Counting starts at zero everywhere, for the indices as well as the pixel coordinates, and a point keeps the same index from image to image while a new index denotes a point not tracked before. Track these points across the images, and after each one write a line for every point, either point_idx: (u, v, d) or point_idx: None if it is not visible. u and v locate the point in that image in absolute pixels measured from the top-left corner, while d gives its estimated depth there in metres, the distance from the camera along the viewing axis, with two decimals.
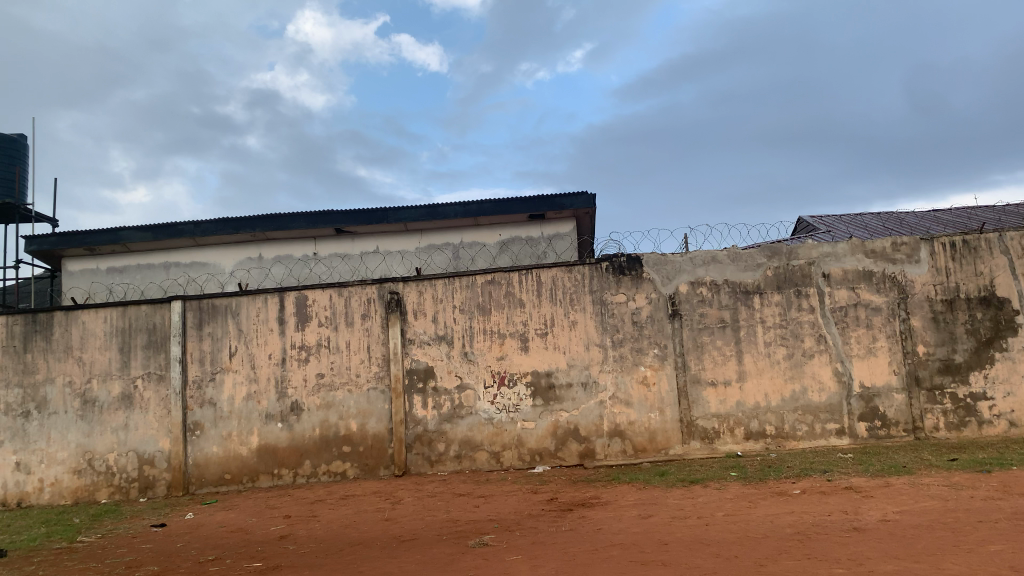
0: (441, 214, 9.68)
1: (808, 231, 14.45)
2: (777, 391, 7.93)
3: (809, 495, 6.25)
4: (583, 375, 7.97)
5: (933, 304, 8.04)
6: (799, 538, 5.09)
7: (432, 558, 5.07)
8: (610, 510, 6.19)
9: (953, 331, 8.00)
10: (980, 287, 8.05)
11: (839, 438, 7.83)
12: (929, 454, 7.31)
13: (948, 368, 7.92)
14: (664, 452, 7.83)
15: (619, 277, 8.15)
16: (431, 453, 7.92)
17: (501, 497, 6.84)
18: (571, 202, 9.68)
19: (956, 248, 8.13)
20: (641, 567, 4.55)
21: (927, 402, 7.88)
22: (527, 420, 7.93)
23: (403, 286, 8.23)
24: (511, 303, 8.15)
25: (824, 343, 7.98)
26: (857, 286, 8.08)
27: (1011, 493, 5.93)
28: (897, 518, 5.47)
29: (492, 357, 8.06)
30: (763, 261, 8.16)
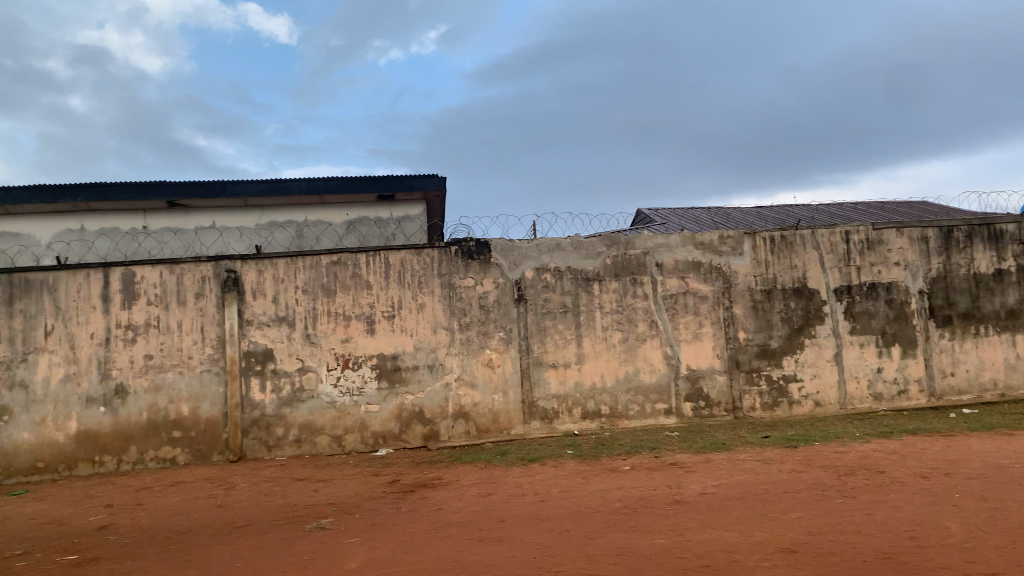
0: (284, 190, 9.52)
1: (646, 222, 15.40)
2: (612, 373, 8.50)
3: (637, 471, 6.80)
4: (429, 358, 8.17)
5: (752, 294, 8.89)
6: (626, 512, 5.57)
7: (267, 542, 5.12)
8: (449, 490, 6.45)
9: (770, 319, 8.89)
10: (793, 279, 8.98)
11: (667, 417, 8.54)
12: (745, 431, 8.14)
13: (764, 352, 8.80)
14: (506, 432, 8.21)
15: (468, 261, 8.39)
16: (270, 437, 7.87)
17: (342, 480, 6.93)
18: (422, 183, 9.81)
19: (774, 242, 9.03)
20: (476, 544, 4.84)
21: (745, 383, 8.73)
22: (370, 403, 8.04)
23: (242, 264, 8.06)
24: (357, 284, 8.19)
25: (655, 327, 8.64)
26: (687, 275, 8.79)
27: (810, 466, 6.76)
28: (714, 491, 6.09)
29: (336, 339, 8.09)
30: (603, 249, 8.67)
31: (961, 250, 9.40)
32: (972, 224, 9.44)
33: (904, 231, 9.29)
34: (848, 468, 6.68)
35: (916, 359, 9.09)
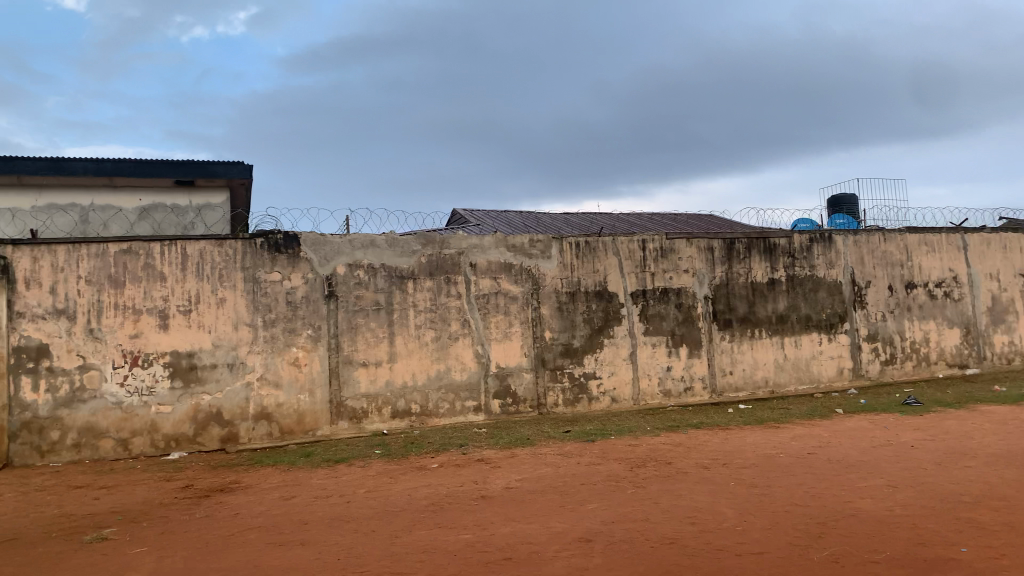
0: (67, 169, 8.71)
1: (460, 223, 15.66)
2: (422, 371, 8.57)
3: (444, 468, 6.90)
4: (229, 356, 7.80)
5: (558, 295, 9.32)
6: (432, 508, 5.64)
7: (39, 558, 4.67)
8: (248, 494, 6.20)
9: (573, 319, 9.37)
10: (595, 282, 9.51)
11: (475, 414, 8.78)
12: (548, 426, 8.54)
13: (567, 351, 9.27)
14: (311, 433, 8.04)
15: (275, 255, 8.08)
16: (43, 442, 7.18)
17: (126, 487, 6.44)
18: (227, 171, 9.36)
19: (579, 248, 9.50)
20: (277, 548, 4.71)
21: (549, 380, 9.15)
22: (162, 403, 7.56)
23: (13, 250, 7.25)
24: (150, 276, 7.62)
25: (466, 326, 8.83)
26: (499, 276, 9.04)
27: (607, 458, 7.21)
28: (518, 485, 6.32)
29: (124, 335, 7.51)
30: (418, 248, 8.70)
31: (741, 261, 10.48)
32: (751, 238, 10.61)
33: (693, 241, 10.15)
34: (640, 460, 7.20)
35: (700, 359, 10.01)
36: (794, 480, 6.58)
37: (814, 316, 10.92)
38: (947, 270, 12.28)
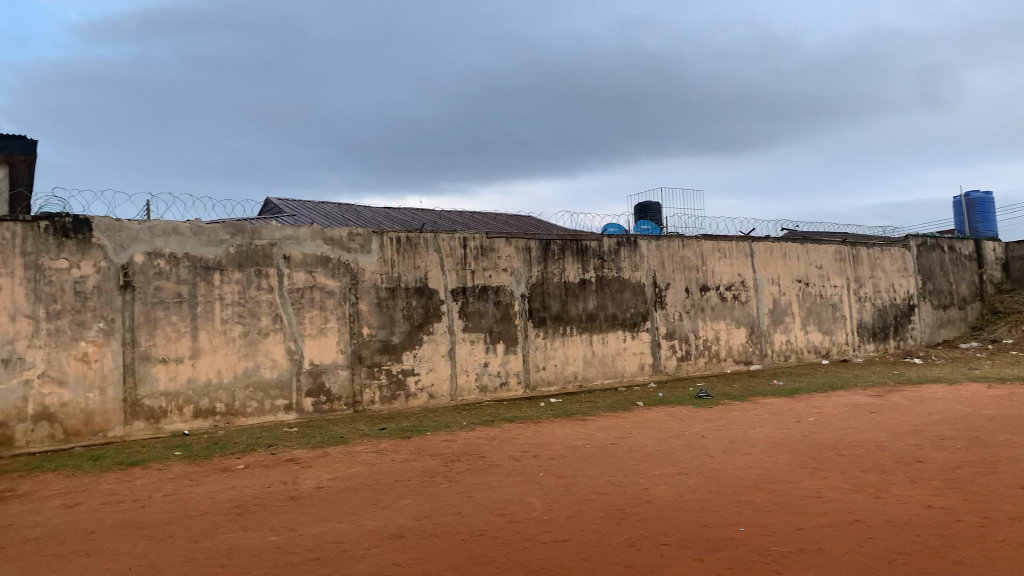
0: None
1: (275, 213, 15.13)
2: (229, 368, 8.24)
3: (251, 469, 6.64)
4: (4, 351, 6.98)
5: (377, 291, 9.45)
6: (237, 511, 5.41)
7: None
8: (24, 503, 5.62)
9: (392, 315, 9.56)
10: (416, 278, 9.78)
11: (287, 412, 8.62)
12: (362, 424, 8.55)
13: (385, 348, 9.44)
14: (102, 435, 7.43)
15: (61, 240, 7.37)
16: None
17: None
18: (5, 145, 8.44)
19: (400, 243, 9.70)
20: (58, 561, 4.31)
21: (366, 377, 9.25)
22: None
23: None
24: None
25: (279, 322, 8.62)
26: (314, 270, 8.93)
27: (421, 454, 7.29)
28: (329, 484, 6.20)
29: None
30: (226, 237, 8.36)
31: (557, 262, 11.27)
32: (565, 240, 11.43)
33: (511, 241, 10.75)
34: (454, 455, 7.33)
35: (516, 354, 10.66)
36: (597, 470, 6.98)
37: (620, 315, 11.99)
38: (736, 275, 13.97)
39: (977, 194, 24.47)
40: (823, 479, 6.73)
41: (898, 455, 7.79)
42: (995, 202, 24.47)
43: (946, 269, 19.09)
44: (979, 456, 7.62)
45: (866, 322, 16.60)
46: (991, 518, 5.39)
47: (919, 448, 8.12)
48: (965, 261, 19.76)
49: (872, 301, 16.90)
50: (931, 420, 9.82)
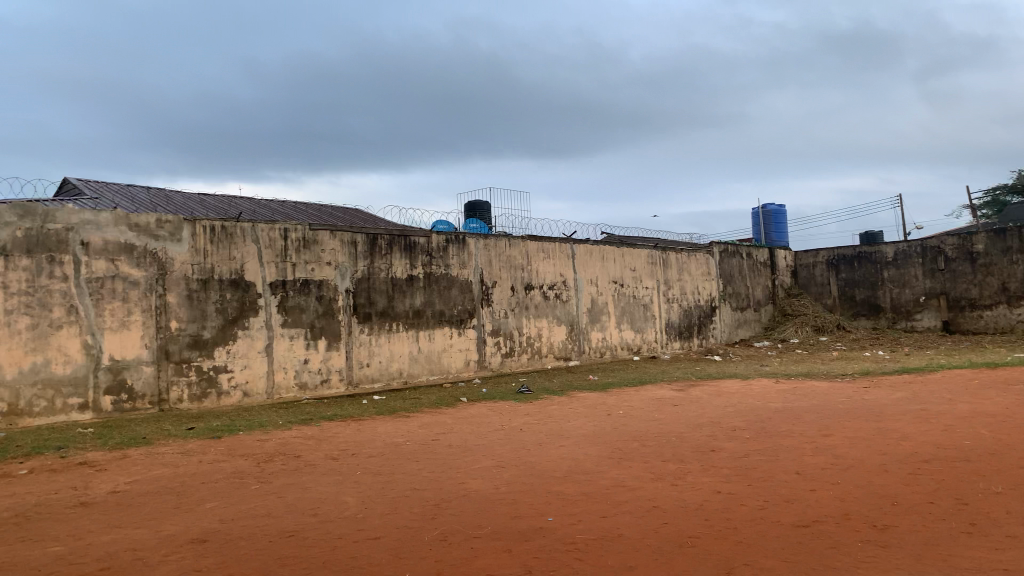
0: None
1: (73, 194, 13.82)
2: (13, 364, 7.47)
3: (37, 475, 6.00)
4: None
5: (189, 282, 8.89)
6: (15, 521, 4.85)
7: None
8: None
9: (205, 309, 9.02)
10: (231, 270, 9.28)
11: (82, 412, 7.91)
12: (168, 424, 8.01)
13: (196, 343, 8.88)
14: None
15: None
16: None
17: None
18: None
19: (215, 232, 9.18)
20: None
21: (173, 374, 8.66)
22: None
23: None
24: None
25: (73, 314, 7.92)
26: (116, 258, 8.31)
27: (232, 455, 6.89)
28: (127, 488, 5.72)
29: None
30: (14, 220, 7.65)
31: (383, 257, 11.09)
32: (392, 235, 11.24)
33: (336, 234, 10.49)
34: (267, 455, 6.97)
35: (338, 351, 10.37)
36: (416, 466, 6.88)
37: (447, 311, 12.00)
38: (557, 275, 14.41)
39: (771, 206, 26.74)
40: (628, 469, 7.04)
41: (696, 445, 8.32)
42: (785, 214, 26.86)
43: (744, 274, 20.70)
44: (764, 444, 8.31)
45: (674, 322, 17.64)
46: (768, 500, 5.88)
47: (713, 438, 8.72)
48: (760, 267, 21.51)
49: (679, 301, 17.99)
50: (725, 412, 10.60)
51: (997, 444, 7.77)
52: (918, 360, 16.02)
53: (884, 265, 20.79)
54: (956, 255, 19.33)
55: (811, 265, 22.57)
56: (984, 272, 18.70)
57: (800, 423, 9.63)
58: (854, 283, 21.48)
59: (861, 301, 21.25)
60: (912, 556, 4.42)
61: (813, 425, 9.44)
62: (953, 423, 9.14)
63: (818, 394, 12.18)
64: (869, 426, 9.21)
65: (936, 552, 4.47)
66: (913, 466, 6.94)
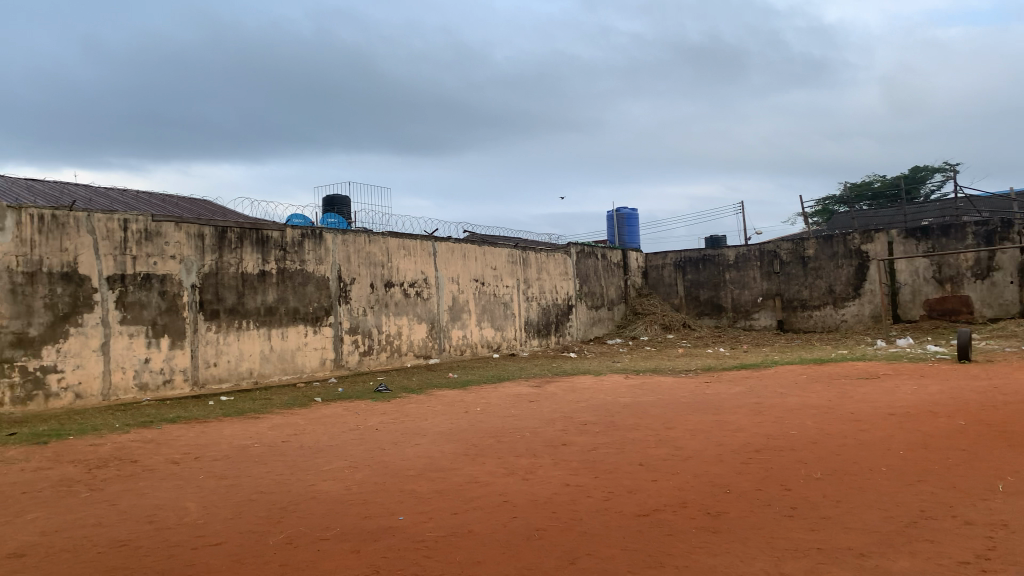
0: None
1: None
2: None
3: None
4: None
5: (13, 275, 8.21)
6: None
7: None
8: None
9: (31, 304, 8.36)
10: (63, 262, 8.67)
11: None
12: None
13: (20, 341, 8.21)
14: None
15: None
16: None
17: None
18: None
19: (43, 221, 8.53)
20: None
21: None
22: None
23: None
24: None
25: None
26: None
27: (59, 462, 6.39)
28: None
29: None
30: None
31: (233, 250, 10.67)
32: (243, 228, 10.82)
33: (182, 226, 9.99)
34: (99, 461, 6.51)
35: (182, 350, 9.84)
36: (262, 468, 6.62)
37: (302, 308, 11.67)
38: (419, 272, 14.33)
39: (624, 210, 27.74)
40: (480, 466, 7.08)
41: (548, 440, 8.49)
42: (638, 218, 27.94)
43: (599, 275, 21.35)
44: (612, 438, 8.59)
45: (533, 320, 17.92)
46: (614, 492, 6.08)
47: (565, 433, 8.92)
48: (614, 268, 22.24)
49: (537, 300, 18.26)
50: (578, 408, 10.89)
51: (819, 433, 8.42)
52: (755, 356, 17.12)
53: (726, 268, 22.08)
54: (790, 258, 20.85)
55: (661, 266, 23.57)
56: (813, 274, 20.40)
57: (647, 417, 10.04)
58: (698, 284, 22.62)
59: (705, 301, 22.44)
60: (743, 539, 4.69)
61: (658, 418, 9.87)
62: (782, 415, 9.82)
63: (665, 389, 12.76)
64: (708, 419, 9.73)
65: (763, 536, 4.76)
66: (745, 455, 7.40)
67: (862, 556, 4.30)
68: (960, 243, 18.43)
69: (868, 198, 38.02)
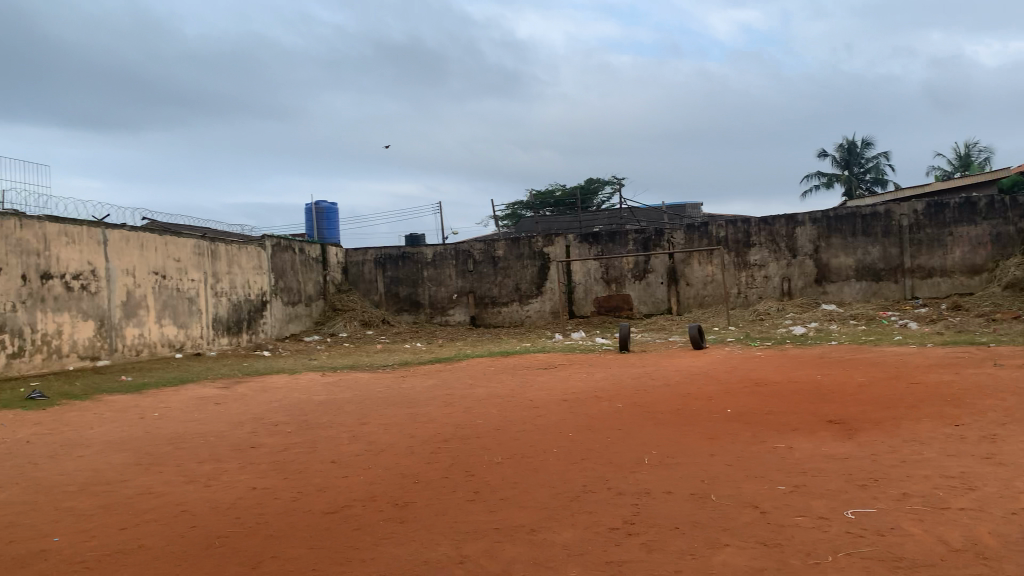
0: None
1: None
2: None
3: None
4: None
5: None
6: None
7: None
8: None
9: None
10: None
11: None
12: None
13: None
14: None
15: None
16: None
17: None
18: None
19: None
20: None
21: None
22: None
23: None
24: None
25: None
26: None
27: None
28: None
29: None
30: None
31: None
32: None
33: None
34: None
35: None
36: None
37: None
38: (84, 263, 12.87)
39: (324, 203, 27.32)
40: (156, 474, 6.59)
41: (234, 443, 8.14)
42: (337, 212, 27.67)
43: (296, 269, 20.66)
44: (304, 437, 8.48)
45: (222, 316, 16.95)
46: (302, 491, 6.04)
47: (254, 435, 8.63)
48: (312, 263, 21.55)
49: (227, 296, 17.28)
50: (269, 408, 10.55)
51: (501, 420, 9.10)
52: (449, 350, 17.89)
53: (423, 265, 22.46)
54: (482, 258, 21.95)
55: (360, 263, 23.19)
56: (503, 273, 21.82)
57: (340, 413, 10.04)
58: (397, 281, 22.68)
59: (404, 298, 22.60)
60: (427, 526, 4.94)
61: (351, 414, 9.93)
62: (470, 405, 10.42)
63: (361, 385, 12.84)
64: (401, 412, 10.01)
65: (446, 521, 5.05)
66: (434, 445, 7.75)
67: (532, 531, 4.75)
68: (623, 248, 20.96)
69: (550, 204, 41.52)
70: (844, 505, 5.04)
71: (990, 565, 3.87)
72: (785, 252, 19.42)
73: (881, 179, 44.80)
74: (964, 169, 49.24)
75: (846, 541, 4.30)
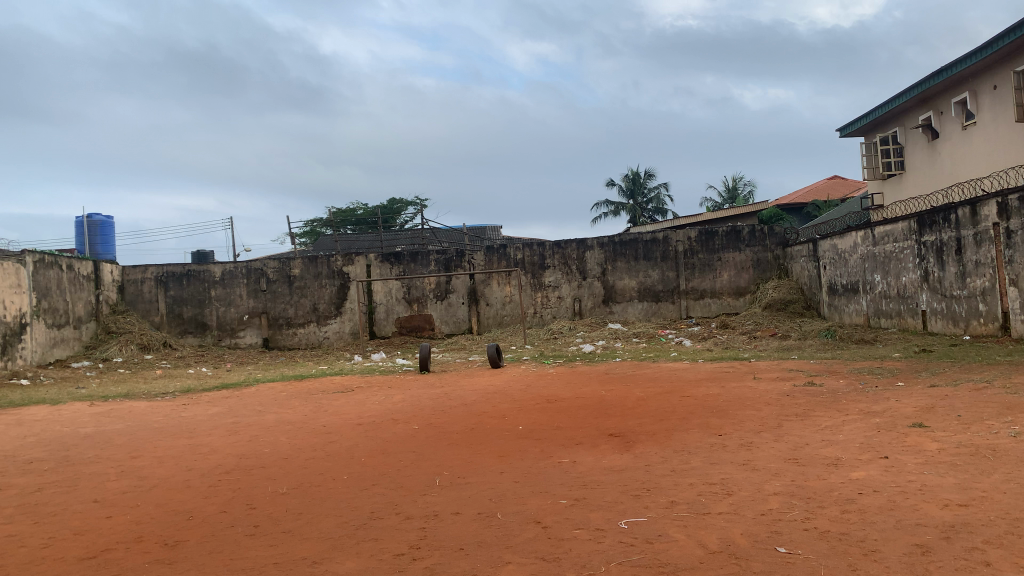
0: None
1: None
2: None
3: None
4: None
5: None
6: None
7: None
8: None
9: None
10: None
11: None
12: None
13: None
14: None
15: None
16: None
17: None
18: None
19: None
20: None
21: None
22: None
23: None
24: None
25: None
26: None
27: None
28: None
29: None
30: None
31: None
32: None
33: None
34: None
35: None
36: None
37: None
38: None
39: (97, 216, 24.64)
40: None
41: None
42: (112, 225, 25.09)
43: (63, 288, 18.40)
44: (62, 474, 7.51)
45: None
46: (54, 537, 5.27)
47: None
48: (82, 281, 19.33)
49: None
50: (19, 445, 9.25)
51: (289, 448, 8.52)
52: (237, 376, 16.75)
53: (211, 284, 20.98)
54: (276, 277, 20.88)
55: (140, 282, 21.10)
56: (299, 293, 20.84)
57: (109, 447, 9.02)
58: (181, 301, 21.01)
59: (188, 319, 20.94)
60: (195, 566, 4.44)
61: (121, 447, 8.93)
62: (256, 433, 9.71)
63: (135, 415, 11.61)
64: (180, 442, 9.18)
65: (220, 558, 4.58)
66: (213, 478, 7.08)
67: (313, 563, 4.36)
68: (424, 268, 20.98)
69: (352, 222, 40.55)
70: (619, 515, 5.01)
71: (742, 564, 3.90)
72: (577, 275, 20.34)
73: (662, 208, 48.17)
74: (734, 201, 54.31)
75: (617, 550, 4.23)
